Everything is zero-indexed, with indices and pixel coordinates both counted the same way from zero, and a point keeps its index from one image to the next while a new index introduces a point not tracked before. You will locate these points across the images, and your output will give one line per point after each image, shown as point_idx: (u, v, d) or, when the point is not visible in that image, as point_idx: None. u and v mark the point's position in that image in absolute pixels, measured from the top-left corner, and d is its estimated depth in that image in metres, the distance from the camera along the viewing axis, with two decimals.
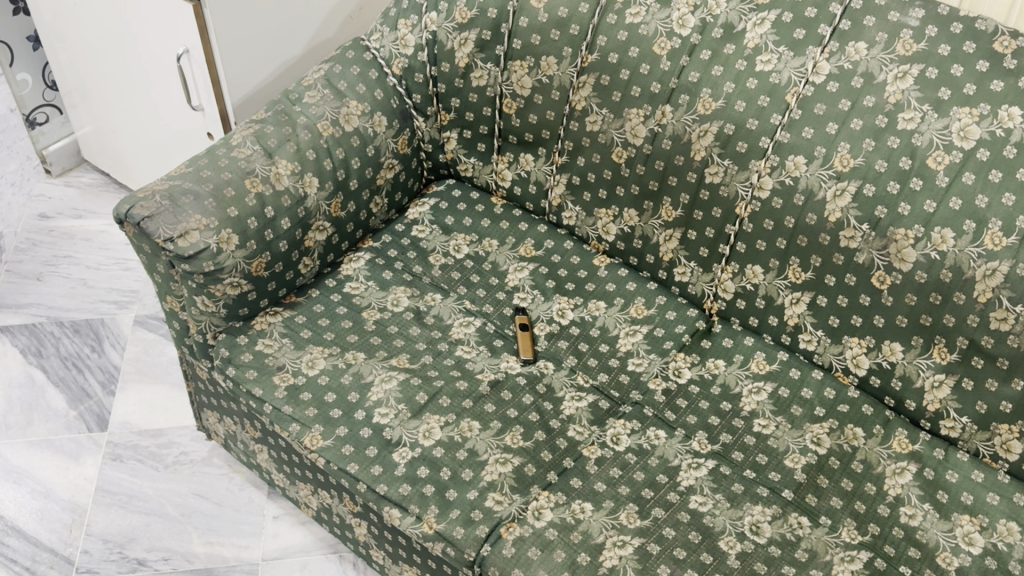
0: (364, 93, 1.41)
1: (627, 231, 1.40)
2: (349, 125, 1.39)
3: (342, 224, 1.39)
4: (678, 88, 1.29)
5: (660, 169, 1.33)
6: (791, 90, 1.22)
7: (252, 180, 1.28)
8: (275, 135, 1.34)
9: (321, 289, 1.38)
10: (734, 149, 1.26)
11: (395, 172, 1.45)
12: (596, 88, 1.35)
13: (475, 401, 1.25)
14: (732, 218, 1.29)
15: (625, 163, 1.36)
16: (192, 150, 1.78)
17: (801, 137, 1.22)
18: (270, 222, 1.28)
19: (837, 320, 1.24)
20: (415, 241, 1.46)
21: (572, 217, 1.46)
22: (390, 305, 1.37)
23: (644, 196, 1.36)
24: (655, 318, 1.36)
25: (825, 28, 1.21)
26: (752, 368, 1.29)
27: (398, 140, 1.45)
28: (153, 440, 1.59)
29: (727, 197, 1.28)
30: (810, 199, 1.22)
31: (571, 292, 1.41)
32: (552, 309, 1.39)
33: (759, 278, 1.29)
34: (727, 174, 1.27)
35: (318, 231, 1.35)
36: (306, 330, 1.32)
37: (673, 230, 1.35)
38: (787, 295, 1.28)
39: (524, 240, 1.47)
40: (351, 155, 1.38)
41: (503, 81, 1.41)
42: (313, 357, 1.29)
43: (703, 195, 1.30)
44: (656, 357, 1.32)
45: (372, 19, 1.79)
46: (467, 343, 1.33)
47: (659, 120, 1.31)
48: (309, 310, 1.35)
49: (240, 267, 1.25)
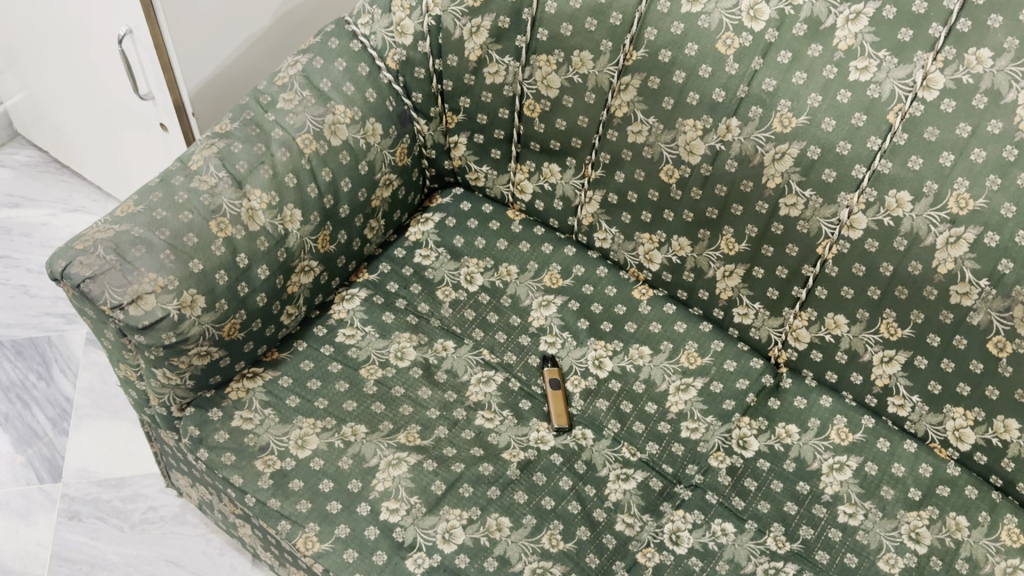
0: (353, 95, 1.15)
1: (676, 262, 1.16)
2: (337, 138, 1.13)
3: (332, 259, 1.14)
4: (748, 98, 1.04)
5: (721, 194, 1.09)
6: (895, 108, 0.97)
7: (219, 221, 1.03)
8: (245, 155, 1.08)
9: (309, 340, 1.14)
10: (819, 176, 1.02)
11: (393, 189, 1.20)
12: (642, 92, 1.09)
13: (502, 489, 1.04)
14: (812, 259, 1.06)
15: (675, 184, 1.12)
16: (143, 144, 1.50)
17: (905, 167, 0.98)
18: (244, 273, 1.03)
19: (938, 386, 1.03)
20: (419, 270, 1.22)
21: (606, 240, 1.22)
22: (394, 359, 1.13)
23: (699, 224, 1.12)
24: (711, 370, 1.14)
25: (939, 28, 0.95)
26: (832, 437, 1.08)
27: (397, 150, 1.19)
28: (115, 492, 1.37)
29: (807, 234, 1.05)
30: (914, 244, 0.99)
31: (608, 334, 1.18)
32: (587, 357, 1.16)
33: (841, 329, 1.07)
34: (809, 207, 1.04)
35: (303, 272, 1.10)
36: (293, 396, 1.09)
37: (734, 266, 1.12)
38: (876, 352, 1.06)
39: (548, 266, 1.23)
40: (340, 176, 1.13)
41: (525, 78, 1.15)
42: (303, 433, 1.07)
43: (776, 229, 1.07)
44: (716, 422, 1.11)
45: None
46: (488, 408, 1.11)
47: (722, 135, 1.06)
48: (295, 369, 1.11)
49: (209, 333, 1.01)
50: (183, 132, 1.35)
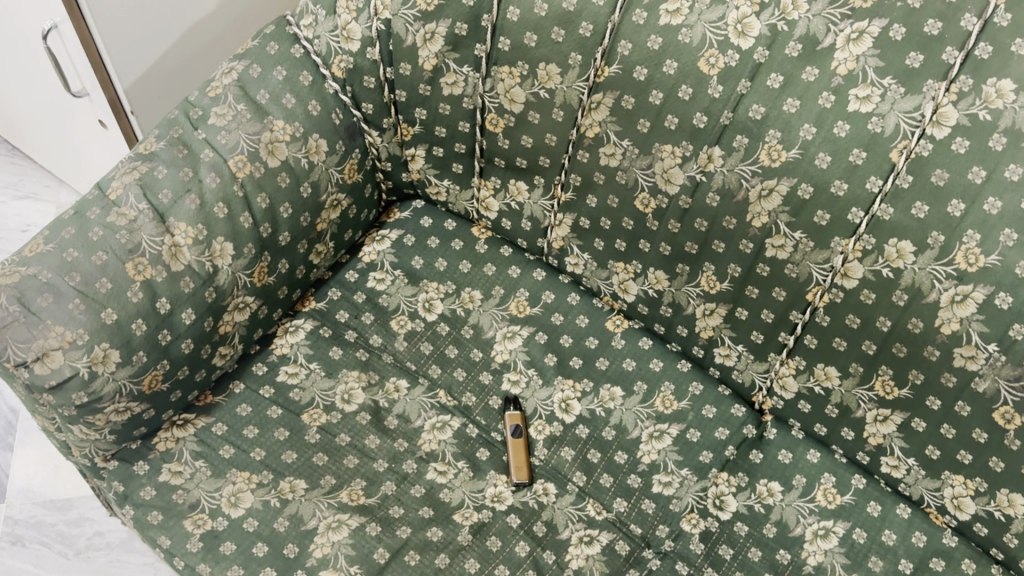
0: (294, 109, 1.02)
1: (652, 295, 1.05)
2: (275, 158, 1.01)
3: (271, 291, 1.04)
4: (733, 125, 0.91)
5: (701, 229, 0.97)
6: (900, 145, 0.84)
7: (138, 261, 0.92)
8: (168, 182, 0.96)
9: (248, 380, 1.04)
10: (810, 219, 0.90)
11: (342, 210, 1.09)
12: (615, 112, 0.97)
13: (452, 556, 0.95)
14: (801, 305, 0.94)
15: (652, 214, 1.00)
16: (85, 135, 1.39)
17: (909, 214, 0.86)
18: (166, 319, 0.93)
19: (937, 452, 0.93)
20: (372, 296, 1.11)
21: (578, 265, 1.10)
22: (340, 402, 1.04)
23: (678, 258, 1.00)
24: (688, 417, 1.04)
25: (954, 53, 0.81)
26: (818, 499, 0.98)
27: (345, 167, 1.07)
28: (60, 516, 1.30)
29: (796, 279, 0.93)
30: (915, 300, 0.87)
31: (577, 372, 1.07)
32: (553, 398, 1.06)
33: (832, 382, 0.97)
34: (798, 251, 0.92)
35: (236, 310, 1.00)
36: (227, 446, 1.00)
37: (715, 305, 1.00)
38: (870, 410, 0.95)
39: (514, 292, 1.11)
40: (278, 201, 1.01)
41: (485, 91, 1.02)
42: (237, 490, 0.98)
43: (762, 271, 0.95)
44: (691, 476, 1.01)
45: None
46: (441, 459, 1.01)
47: (704, 166, 0.94)
48: (231, 415, 1.02)
49: (126, 388, 0.92)
50: (120, 132, 1.24)
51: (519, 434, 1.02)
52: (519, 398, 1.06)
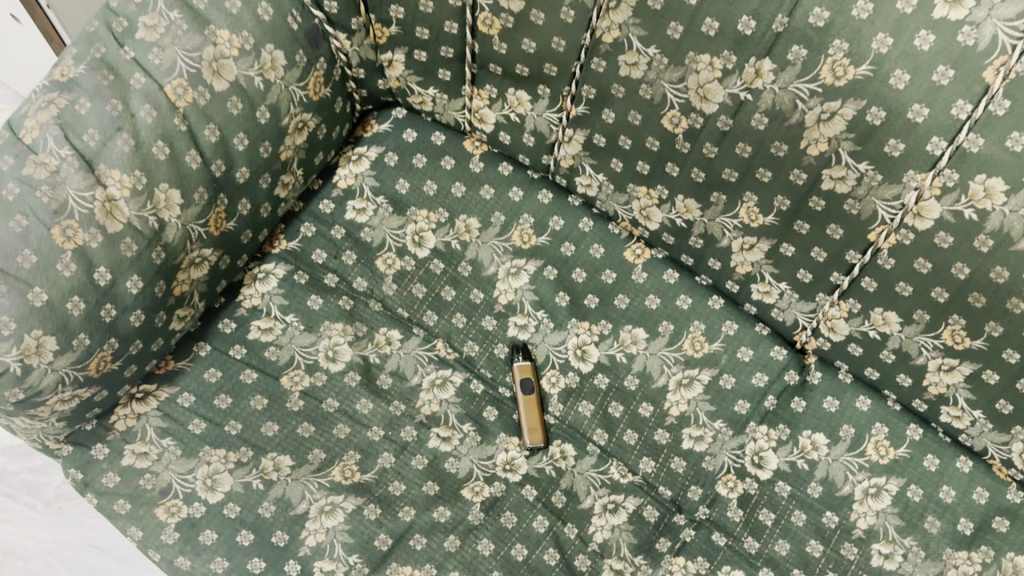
0: (240, 15, 0.82)
1: (680, 225, 0.90)
2: (222, 79, 0.82)
3: (233, 238, 0.88)
4: (788, 34, 0.73)
5: (744, 155, 0.81)
6: (997, 62, 0.66)
7: (65, 225, 0.75)
8: (95, 118, 0.77)
9: (215, 340, 0.90)
10: (878, 148, 0.74)
11: (310, 132, 0.92)
12: (640, 14, 0.78)
13: (463, 537, 0.84)
14: (860, 244, 0.81)
15: (682, 135, 0.83)
16: None
17: (1003, 148, 0.69)
18: (109, 292, 0.78)
19: (1008, 407, 0.81)
20: (352, 230, 0.96)
21: (590, 187, 0.95)
22: (324, 361, 0.90)
23: (712, 185, 0.85)
24: (720, 361, 0.92)
25: None
26: (869, 454, 0.88)
27: (310, 82, 0.89)
28: (24, 463, 1.19)
29: (856, 216, 0.79)
30: (1003, 247, 0.72)
31: (592, 312, 0.94)
32: (567, 344, 0.93)
33: (891, 327, 0.84)
34: (863, 184, 0.77)
35: (192, 266, 0.85)
36: (198, 421, 0.87)
37: (756, 240, 0.86)
38: (933, 358, 0.83)
39: (518, 219, 0.96)
40: (230, 132, 0.84)
41: None
42: (212, 471, 0.86)
43: (814, 205, 0.80)
44: (726, 430, 0.90)
45: None
46: (444, 422, 0.89)
47: (750, 82, 0.77)
48: (199, 382, 0.89)
49: (69, 376, 0.78)
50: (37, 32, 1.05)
51: (532, 389, 0.90)
52: (531, 346, 0.93)
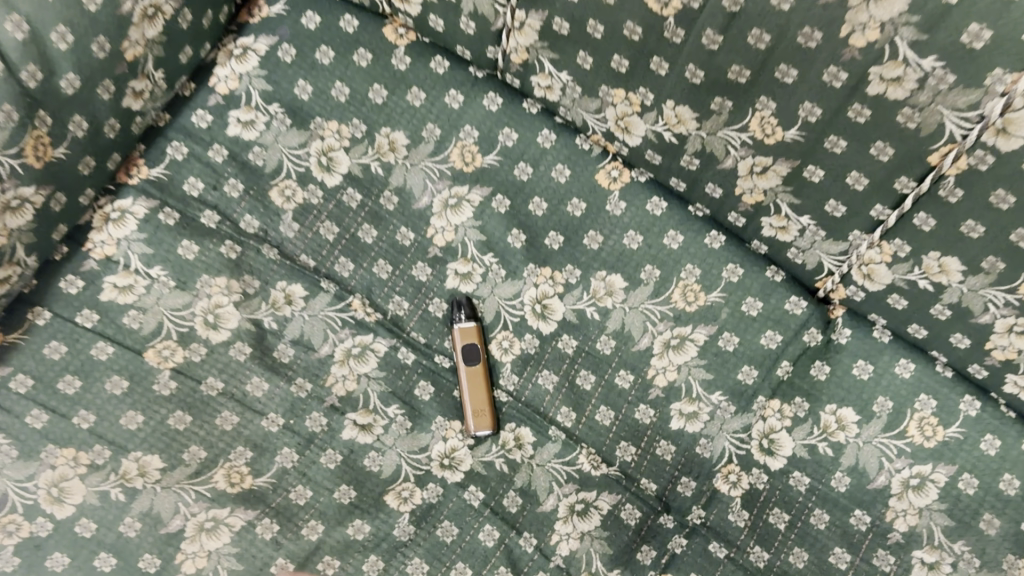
0: None
1: (669, 141, 0.68)
2: None
3: (66, 170, 0.66)
4: None
5: (758, 45, 0.58)
6: None
7: None
8: None
9: (58, 304, 0.69)
10: (955, 34, 0.51)
11: (164, 20, 0.67)
12: None
13: (388, 557, 0.66)
14: (916, 169, 0.59)
15: (673, 17, 0.60)
16: None
17: None
18: None
19: None
20: (237, 152, 0.72)
21: (551, 89, 0.71)
22: (202, 328, 0.69)
23: (713, 88, 0.62)
24: (721, 316, 0.70)
25: None
26: (910, 435, 0.68)
27: None
28: None
29: (914, 131, 0.57)
30: None
31: (555, 255, 0.72)
32: (523, 298, 0.72)
33: (950, 277, 0.62)
34: (926, 87, 0.54)
35: (7, 213, 0.63)
36: (36, 413, 0.66)
37: (771, 160, 0.64)
38: (1005, 318, 0.61)
39: (457, 131, 0.73)
40: (41, 24, 0.60)
41: None
42: (59, 477, 0.64)
43: (856, 116, 0.58)
44: (727, 405, 0.70)
45: None
46: (362, 405, 0.69)
47: None
48: (36, 361, 0.67)
49: None
50: None
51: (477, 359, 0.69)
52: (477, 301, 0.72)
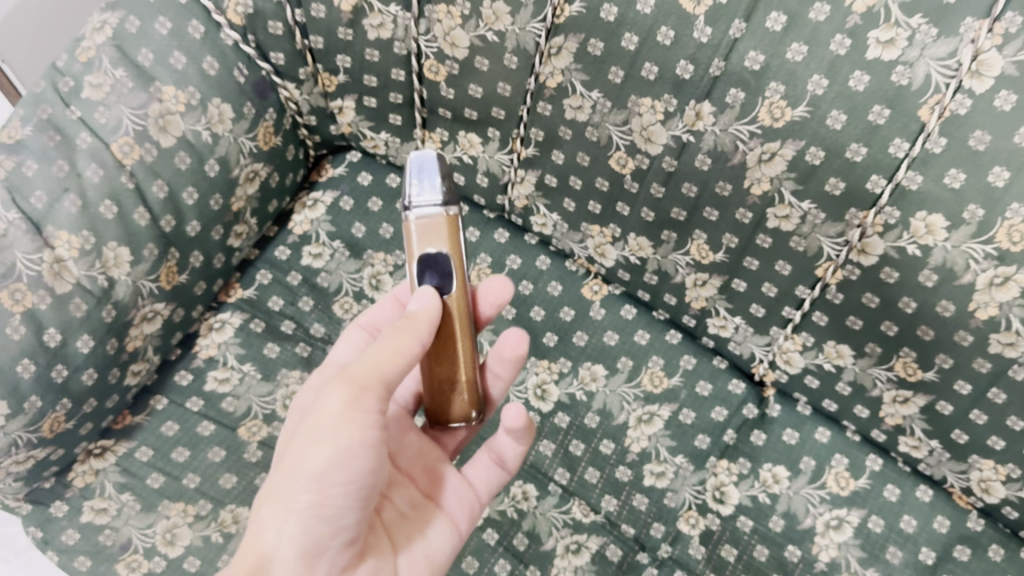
0: (186, 71, 0.84)
1: (634, 263, 0.92)
2: (169, 135, 0.83)
3: (186, 290, 0.89)
4: (725, 76, 0.73)
5: (690, 195, 0.82)
6: (931, 103, 0.66)
7: (10, 290, 0.75)
8: (41, 181, 0.78)
9: (172, 393, 0.92)
10: (821, 187, 0.74)
11: (261, 181, 0.93)
12: (581, 59, 0.79)
13: None
14: (809, 279, 0.81)
15: (630, 175, 0.84)
16: None
17: (941, 184, 0.69)
18: (61, 352, 0.78)
19: (963, 437, 0.81)
20: (310, 276, 0.98)
21: (545, 225, 0.96)
22: (281, 410, 0.90)
23: (661, 223, 0.86)
24: (680, 396, 0.93)
25: None
26: (829, 485, 0.88)
27: (258, 131, 0.91)
28: None
29: (804, 254, 0.79)
30: (946, 281, 0.73)
31: (552, 350, 0.95)
32: (527, 384, 0.94)
33: (846, 359, 0.84)
34: (807, 223, 0.77)
35: (144, 321, 0.85)
36: (156, 474, 0.87)
37: (708, 276, 0.87)
38: (888, 389, 0.83)
39: (474, 259, 1.00)
40: (180, 185, 0.85)
41: (420, 34, 0.84)
42: (172, 525, 0.84)
43: (749, 264, 0.83)
44: (687, 465, 0.91)
45: None
46: None
47: (691, 124, 0.77)
48: (155, 436, 0.89)
49: (23, 439, 0.78)
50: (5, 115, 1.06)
51: (450, 284, 0.63)
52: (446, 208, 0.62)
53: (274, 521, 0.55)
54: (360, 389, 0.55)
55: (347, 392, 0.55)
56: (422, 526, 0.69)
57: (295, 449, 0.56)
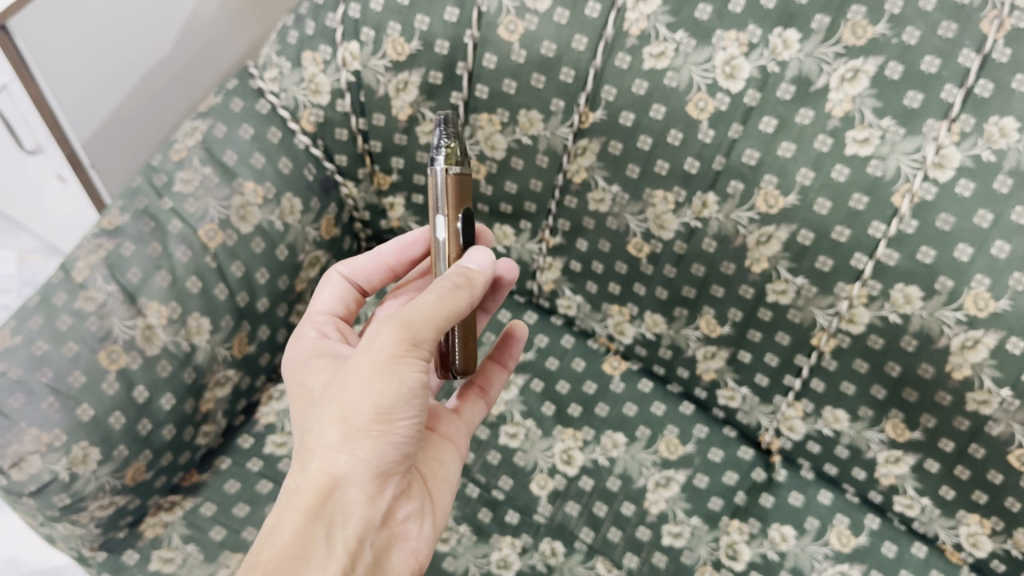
0: (263, 169, 0.98)
1: (650, 338, 1.04)
2: (248, 223, 0.97)
3: (252, 360, 1.01)
4: (726, 171, 0.86)
5: (698, 274, 0.94)
6: (902, 190, 0.79)
7: (110, 350, 0.86)
8: (137, 260, 0.90)
9: (234, 455, 1.02)
10: (812, 264, 0.86)
11: (321, 266, 1.06)
12: (603, 157, 0.92)
13: None
14: (806, 348, 0.92)
15: (646, 259, 0.97)
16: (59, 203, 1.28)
17: (915, 260, 0.81)
18: (145, 408, 0.89)
19: (951, 492, 0.90)
20: None
21: (570, 307, 1.09)
22: None
23: (674, 301, 0.98)
24: (694, 462, 1.02)
25: (953, 91, 0.74)
26: (833, 542, 0.96)
27: (322, 223, 1.04)
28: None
29: (800, 325, 0.91)
30: (925, 345, 0.83)
31: (576, 420, 1.06)
32: (554, 450, 1.04)
33: (842, 424, 0.94)
34: (801, 296, 0.89)
35: (217, 386, 0.97)
36: (218, 527, 0.96)
37: (717, 348, 0.98)
38: (881, 451, 0.92)
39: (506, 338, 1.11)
40: (254, 266, 0.97)
41: (465, 138, 0.98)
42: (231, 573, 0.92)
43: (752, 336, 0.95)
44: (702, 525, 0.99)
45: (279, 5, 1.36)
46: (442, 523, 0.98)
47: (698, 212, 0.90)
48: (218, 492, 0.99)
49: (109, 484, 0.88)
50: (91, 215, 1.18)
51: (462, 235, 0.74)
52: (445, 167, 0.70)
53: (340, 451, 0.64)
54: (416, 332, 0.64)
55: (400, 331, 0.64)
56: (438, 451, 0.79)
57: (354, 386, 0.64)
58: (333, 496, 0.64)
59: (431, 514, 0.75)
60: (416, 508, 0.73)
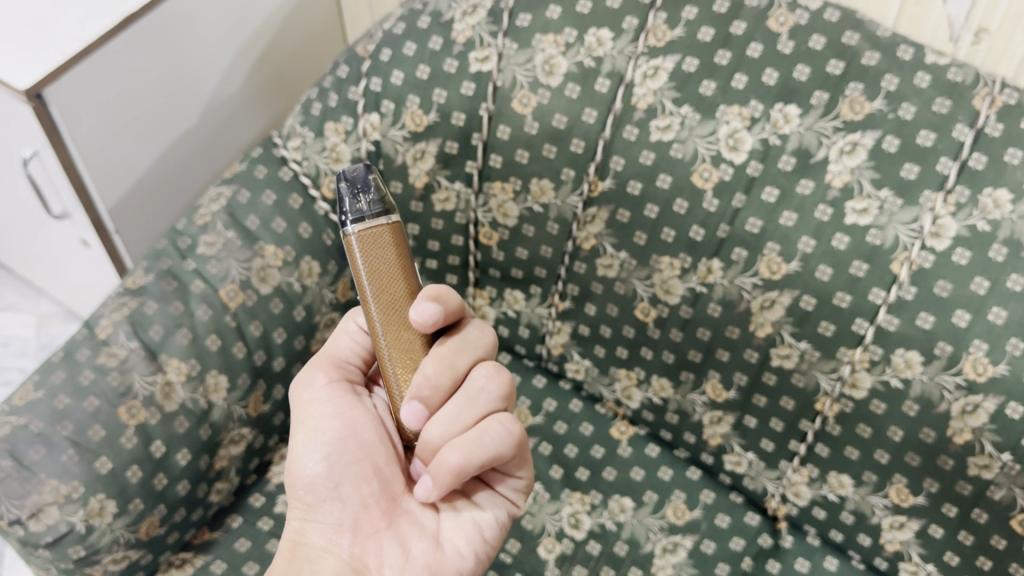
0: (284, 232, 1.01)
1: (657, 403, 1.05)
2: (267, 284, 1.00)
3: (266, 419, 1.03)
4: (731, 238, 0.89)
5: (704, 338, 0.96)
6: (900, 258, 0.82)
7: (130, 405, 0.89)
8: (160, 318, 0.93)
9: (245, 514, 1.03)
10: (815, 329, 0.89)
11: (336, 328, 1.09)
12: (611, 225, 0.95)
13: None
14: (810, 413, 0.94)
15: (653, 323, 0.99)
16: (86, 270, 1.32)
17: (914, 325, 0.83)
18: (161, 462, 0.91)
19: (956, 559, 0.90)
20: None
21: (578, 370, 1.11)
22: None
23: (680, 365, 1.00)
24: (701, 527, 1.02)
25: (948, 163, 0.79)
26: None
27: (338, 286, 1.07)
28: None
29: (804, 389, 0.93)
30: (926, 410, 0.85)
31: (583, 484, 1.06)
32: (561, 513, 1.04)
33: (847, 489, 0.95)
34: (805, 361, 0.91)
35: (231, 444, 0.99)
36: None
37: (723, 413, 1.00)
38: (885, 517, 0.93)
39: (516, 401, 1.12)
40: (272, 326, 1.00)
41: (479, 206, 1.02)
42: None
43: (758, 400, 0.97)
44: None
45: (301, 83, 1.41)
46: None
47: (703, 278, 0.93)
48: (229, 550, 1.00)
49: (124, 538, 0.89)
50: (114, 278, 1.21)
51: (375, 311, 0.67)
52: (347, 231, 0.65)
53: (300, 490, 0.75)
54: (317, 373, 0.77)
55: (327, 370, 0.77)
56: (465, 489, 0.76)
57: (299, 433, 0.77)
58: (302, 549, 0.75)
59: (429, 551, 0.72)
60: (399, 548, 0.73)
